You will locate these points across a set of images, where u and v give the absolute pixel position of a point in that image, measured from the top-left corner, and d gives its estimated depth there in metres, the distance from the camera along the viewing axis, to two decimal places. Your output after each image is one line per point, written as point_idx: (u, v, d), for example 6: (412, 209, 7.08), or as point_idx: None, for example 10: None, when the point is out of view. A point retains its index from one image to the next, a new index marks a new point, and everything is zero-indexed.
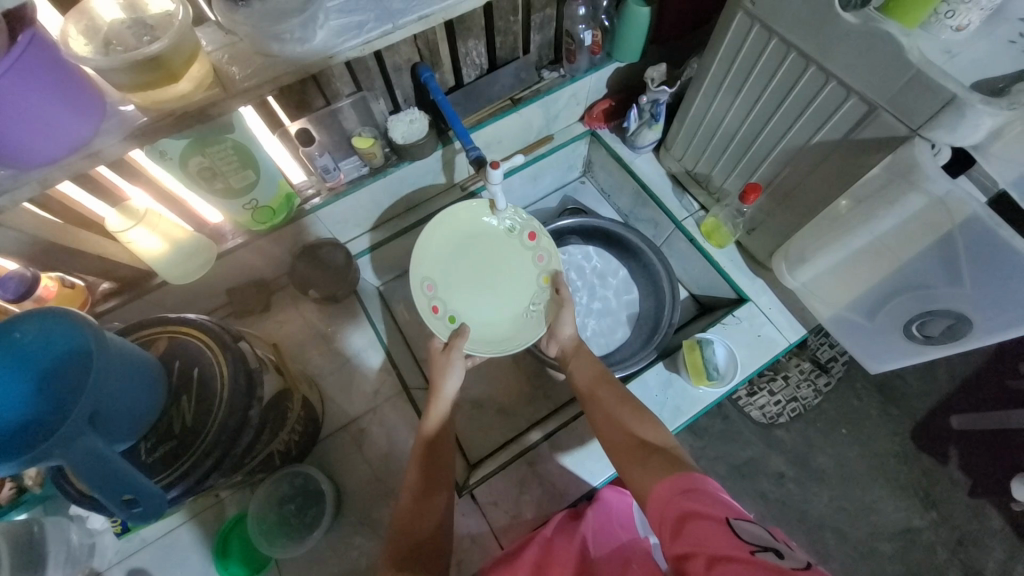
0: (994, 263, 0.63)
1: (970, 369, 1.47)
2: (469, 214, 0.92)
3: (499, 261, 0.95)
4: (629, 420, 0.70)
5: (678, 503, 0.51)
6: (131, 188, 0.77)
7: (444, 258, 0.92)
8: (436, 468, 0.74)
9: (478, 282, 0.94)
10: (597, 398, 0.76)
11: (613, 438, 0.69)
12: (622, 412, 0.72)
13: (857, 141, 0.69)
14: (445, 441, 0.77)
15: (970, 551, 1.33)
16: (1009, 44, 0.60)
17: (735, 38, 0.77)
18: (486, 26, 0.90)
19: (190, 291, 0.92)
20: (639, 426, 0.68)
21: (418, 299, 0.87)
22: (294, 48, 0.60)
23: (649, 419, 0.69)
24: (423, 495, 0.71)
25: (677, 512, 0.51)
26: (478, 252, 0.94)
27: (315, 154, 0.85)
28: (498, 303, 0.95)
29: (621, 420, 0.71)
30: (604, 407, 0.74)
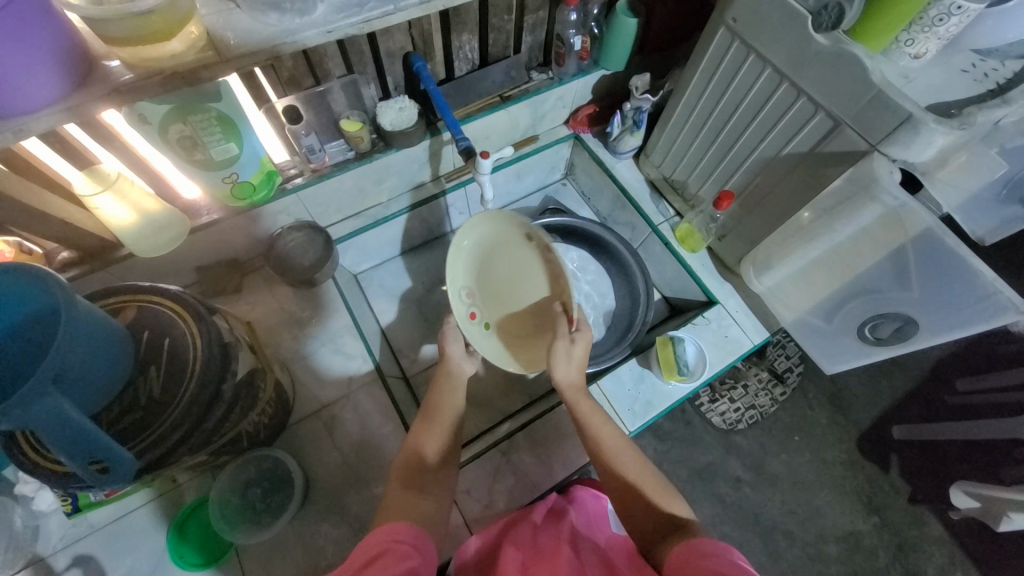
0: (940, 269, 0.70)
1: (910, 384, 1.57)
2: (487, 225, 0.86)
3: (521, 270, 0.89)
4: (640, 476, 0.69)
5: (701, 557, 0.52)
6: (103, 152, 0.73)
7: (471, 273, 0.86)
8: (425, 468, 0.69)
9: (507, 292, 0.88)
10: (618, 458, 0.71)
11: (630, 494, 0.67)
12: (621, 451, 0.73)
13: (821, 155, 0.75)
14: (441, 431, 0.74)
15: (909, 555, 1.42)
16: (962, 73, 0.69)
17: (716, 52, 0.82)
18: (480, 22, 0.92)
19: (158, 266, 0.89)
20: (657, 500, 0.66)
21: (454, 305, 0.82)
22: (292, 19, 0.60)
23: (670, 495, 0.67)
24: (425, 489, 0.65)
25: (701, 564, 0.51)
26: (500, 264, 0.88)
27: (301, 134, 0.84)
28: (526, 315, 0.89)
29: (635, 475, 0.69)
30: (613, 447, 0.73)
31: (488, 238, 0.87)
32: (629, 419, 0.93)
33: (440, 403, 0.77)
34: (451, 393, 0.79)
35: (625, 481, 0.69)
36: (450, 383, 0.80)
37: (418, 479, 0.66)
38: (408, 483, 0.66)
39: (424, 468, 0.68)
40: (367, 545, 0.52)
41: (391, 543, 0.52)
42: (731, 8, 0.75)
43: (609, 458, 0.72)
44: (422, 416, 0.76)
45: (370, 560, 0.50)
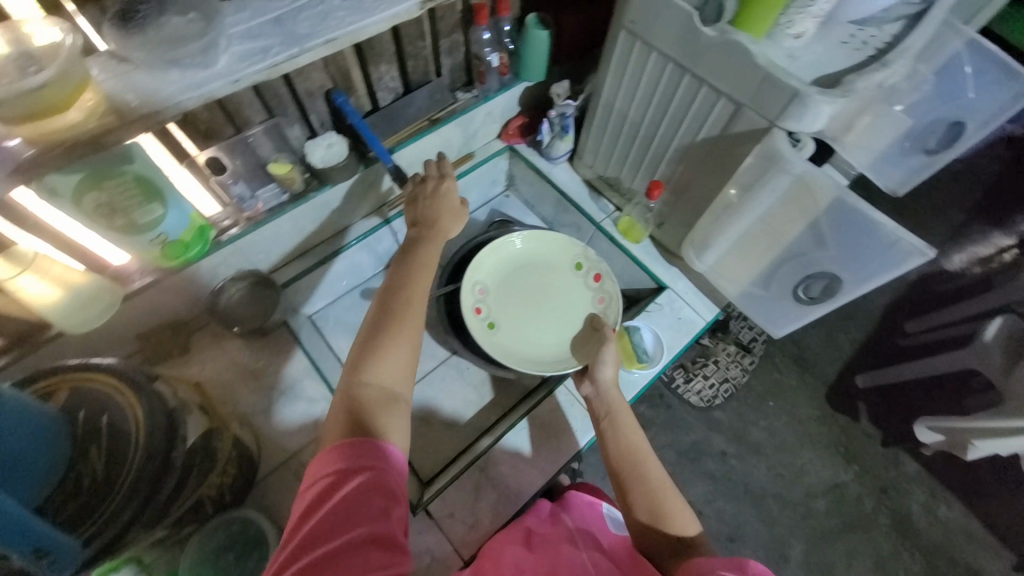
0: (846, 226, 0.76)
1: (864, 335, 1.67)
2: (496, 255, 1.13)
3: (537, 296, 1.12)
4: (658, 480, 0.73)
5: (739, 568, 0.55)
6: (16, 232, 0.69)
7: (495, 281, 1.12)
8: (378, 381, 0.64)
9: (528, 304, 1.11)
10: (638, 456, 0.75)
11: (650, 501, 0.70)
12: (636, 451, 0.76)
13: (730, 136, 0.80)
14: (405, 345, 0.68)
15: (894, 496, 1.49)
16: (844, 44, 0.76)
17: (622, 53, 0.86)
18: (396, 52, 0.94)
19: (95, 339, 0.85)
20: (668, 512, 0.70)
21: (466, 297, 1.08)
22: (194, 73, 0.61)
23: (679, 505, 0.71)
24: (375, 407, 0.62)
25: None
26: (511, 288, 1.12)
27: (228, 182, 0.85)
28: (530, 338, 1.08)
29: (657, 478, 0.73)
30: (632, 441, 0.77)
31: (502, 264, 1.13)
32: None
33: (392, 323, 0.68)
34: (413, 305, 0.71)
35: (641, 484, 0.72)
36: (411, 297, 0.72)
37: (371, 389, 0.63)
38: (351, 397, 0.62)
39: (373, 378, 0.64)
40: (362, 463, 0.55)
41: (382, 479, 0.54)
42: (628, 12, 0.80)
43: (638, 459, 0.74)
44: (371, 328, 0.69)
45: (359, 485, 0.53)
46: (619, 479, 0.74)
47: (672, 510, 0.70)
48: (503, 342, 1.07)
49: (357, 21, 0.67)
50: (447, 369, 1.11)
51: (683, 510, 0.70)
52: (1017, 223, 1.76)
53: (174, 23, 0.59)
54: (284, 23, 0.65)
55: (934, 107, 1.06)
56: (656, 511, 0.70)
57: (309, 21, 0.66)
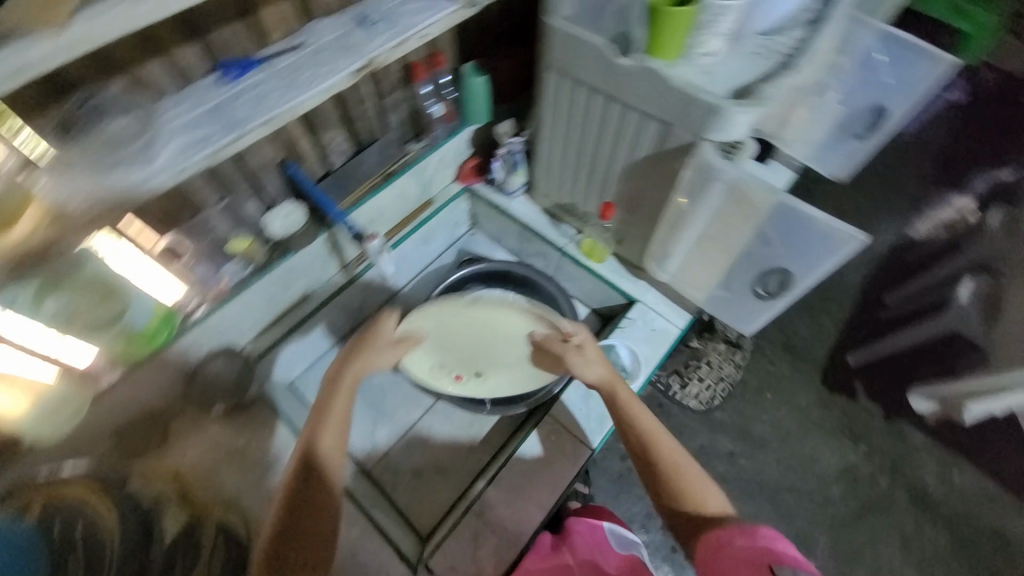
0: (784, 222, 0.80)
1: (847, 313, 1.70)
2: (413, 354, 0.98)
3: (474, 334, 0.98)
4: (681, 460, 0.74)
5: (761, 541, 0.63)
6: None
7: (434, 354, 0.99)
8: (308, 511, 0.68)
9: (478, 345, 0.99)
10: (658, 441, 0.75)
11: (673, 481, 0.72)
12: (657, 436, 0.76)
13: (665, 152, 0.83)
14: (335, 456, 0.73)
15: (906, 471, 1.49)
16: (757, 54, 0.80)
17: (553, 90, 0.91)
18: (341, 117, 0.98)
19: (69, 447, 0.82)
20: (696, 490, 0.71)
21: (440, 382, 1.00)
22: (137, 171, 0.62)
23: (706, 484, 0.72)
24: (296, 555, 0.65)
25: (764, 556, 0.61)
26: (455, 344, 0.99)
27: (191, 265, 0.87)
28: (515, 366, 0.99)
29: (678, 459, 0.74)
30: (647, 428, 0.76)
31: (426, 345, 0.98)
32: (591, 436, 0.96)
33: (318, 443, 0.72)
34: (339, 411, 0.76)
35: (666, 469, 0.73)
36: (338, 408, 0.77)
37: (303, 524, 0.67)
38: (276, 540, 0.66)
39: (301, 520, 0.67)
40: None
41: None
42: (550, 53, 0.85)
43: (654, 447, 0.75)
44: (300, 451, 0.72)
45: None
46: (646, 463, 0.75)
47: (701, 489, 0.71)
48: (501, 380, 1.00)
49: (293, 98, 0.69)
50: (435, 416, 1.10)
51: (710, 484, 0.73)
52: (973, 183, 1.82)
53: (113, 127, 0.64)
54: (222, 112, 0.68)
55: (862, 92, 1.11)
56: (685, 488, 0.71)
57: (246, 106, 0.68)
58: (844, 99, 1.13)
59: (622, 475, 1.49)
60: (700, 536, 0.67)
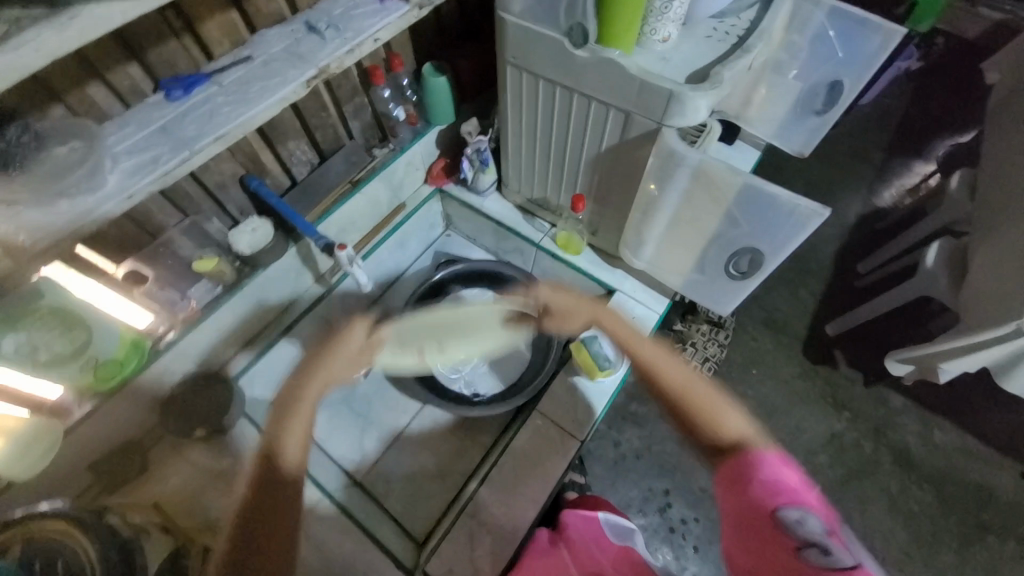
0: (749, 203, 0.81)
1: (822, 284, 1.74)
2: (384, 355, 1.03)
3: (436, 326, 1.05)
4: (690, 385, 0.70)
5: (767, 474, 0.61)
6: None
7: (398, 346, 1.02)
8: (270, 522, 0.62)
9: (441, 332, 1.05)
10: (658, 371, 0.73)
11: (686, 406, 0.69)
12: (663, 367, 0.73)
13: (629, 141, 0.84)
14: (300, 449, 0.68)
15: (888, 433, 1.53)
16: (709, 37, 0.81)
17: (513, 85, 0.90)
18: (302, 127, 0.96)
19: (44, 481, 0.80)
20: (712, 412, 0.67)
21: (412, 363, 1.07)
22: (84, 199, 0.59)
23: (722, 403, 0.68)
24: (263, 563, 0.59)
25: (768, 500, 0.60)
26: (421, 337, 1.04)
27: (155, 291, 0.84)
28: (476, 339, 1.08)
29: (686, 383, 0.71)
30: (647, 359, 0.74)
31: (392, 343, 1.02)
32: (579, 429, 0.96)
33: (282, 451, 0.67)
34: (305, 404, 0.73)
35: (676, 395, 0.70)
36: (302, 413, 0.71)
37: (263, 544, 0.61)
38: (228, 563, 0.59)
39: (265, 517, 0.62)
40: None
41: None
42: (507, 49, 0.84)
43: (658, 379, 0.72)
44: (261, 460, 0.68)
45: None
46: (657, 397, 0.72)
47: (720, 410, 0.67)
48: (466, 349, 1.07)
49: (244, 112, 0.67)
50: (423, 421, 1.10)
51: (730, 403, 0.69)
52: (932, 150, 1.89)
53: (57, 154, 0.62)
54: (171, 131, 0.66)
55: (818, 67, 1.12)
56: (699, 414, 0.68)
57: (196, 123, 0.67)
58: (802, 76, 1.15)
59: (617, 461, 1.51)
60: (725, 463, 0.65)
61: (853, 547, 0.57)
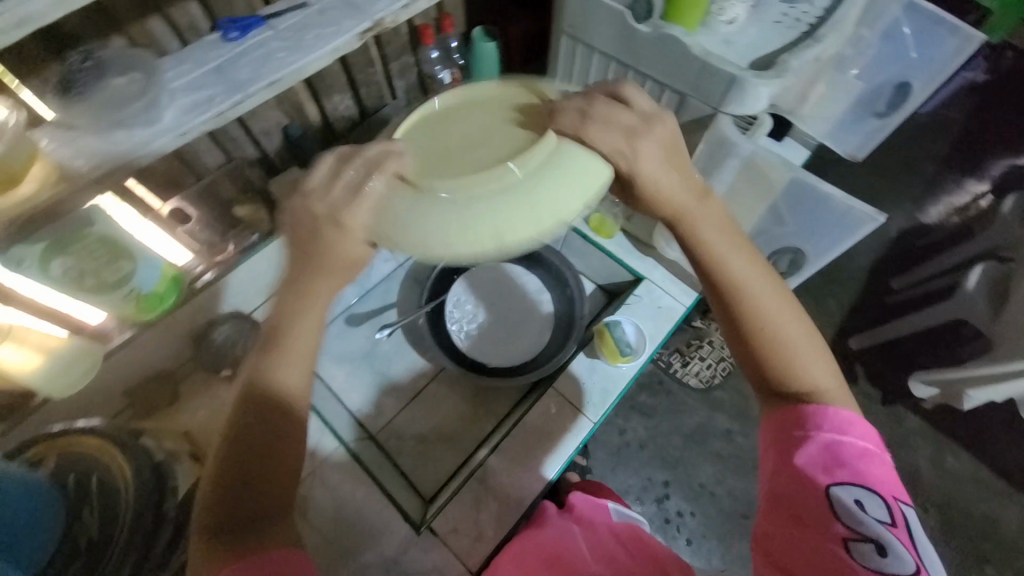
0: (802, 203, 0.85)
1: (853, 296, 1.69)
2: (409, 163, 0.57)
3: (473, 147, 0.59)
4: (776, 311, 0.62)
5: (831, 437, 0.60)
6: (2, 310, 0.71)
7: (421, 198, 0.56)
8: (266, 463, 0.58)
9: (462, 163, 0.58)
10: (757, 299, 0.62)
11: (760, 336, 0.62)
12: (748, 279, 0.62)
13: (680, 125, 0.81)
14: (297, 368, 0.60)
15: (900, 453, 1.51)
16: (777, 22, 0.77)
17: (565, 56, 0.88)
18: (347, 81, 0.96)
19: (84, 399, 0.85)
20: (793, 354, 0.63)
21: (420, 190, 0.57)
22: (142, 130, 0.61)
23: (806, 347, 0.64)
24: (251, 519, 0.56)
25: (824, 471, 0.58)
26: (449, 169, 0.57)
27: (196, 230, 0.86)
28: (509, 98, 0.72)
29: (773, 312, 0.62)
30: (736, 270, 0.62)
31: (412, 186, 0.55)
32: (591, 411, 0.97)
33: (281, 379, 0.59)
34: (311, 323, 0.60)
35: (754, 315, 0.62)
36: (302, 340, 0.60)
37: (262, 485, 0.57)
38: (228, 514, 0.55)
39: (260, 462, 0.57)
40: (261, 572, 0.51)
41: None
42: (564, 17, 0.81)
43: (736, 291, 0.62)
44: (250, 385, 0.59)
45: None
46: (732, 313, 0.63)
47: (802, 356, 0.63)
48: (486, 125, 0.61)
49: (299, 59, 0.67)
50: (438, 385, 1.12)
51: (813, 344, 0.64)
52: (988, 169, 1.80)
53: (116, 84, 0.62)
54: (226, 71, 0.66)
55: (887, 67, 1.08)
56: (777, 353, 0.63)
57: (251, 65, 0.66)
58: (864, 76, 1.10)
59: (621, 448, 1.52)
60: (790, 405, 0.63)
61: (913, 544, 0.55)
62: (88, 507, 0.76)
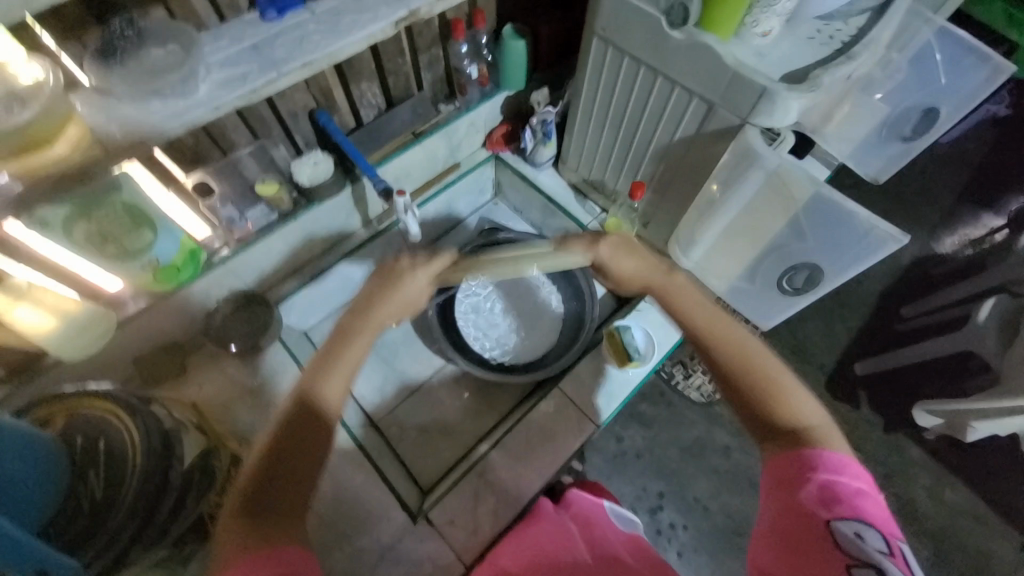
0: (824, 220, 0.86)
1: (861, 320, 1.67)
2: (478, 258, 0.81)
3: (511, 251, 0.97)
4: (760, 359, 0.70)
5: (827, 476, 0.59)
6: (19, 268, 0.71)
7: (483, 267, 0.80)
8: (296, 458, 0.62)
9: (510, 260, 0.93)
10: (744, 352, 0.70)
11: (750, 381, 0.68)
12: (727, 332, 0.72)
13: (706, 135, 0.81)
14: (341, 376, 0.72)
15: (900, 482, 1.49)
16: (811, 39, 0.76)
17: (596, 59, 0.88)
18: (376, 68, 0.96)
19: (92, 365, 0.86)
20: (784, 395, 0.67)
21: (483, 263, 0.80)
22: (175, 102, 0.63)
23: (796, 391, 0.68)
24: (273, 513, 0.57)
25: (821, 505, 0.56)
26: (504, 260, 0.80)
27: (217, 206, 0.86)
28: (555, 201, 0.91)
29: (757, 358, 0.70)
30: (714, 325, 0.73)
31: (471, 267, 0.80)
32: (595, 413, 0.96)
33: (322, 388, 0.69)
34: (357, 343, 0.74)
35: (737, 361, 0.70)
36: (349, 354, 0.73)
37: (280, 481, 0.60)
38: (244, 503, 0.57)
39: (285, 455, 0.61)
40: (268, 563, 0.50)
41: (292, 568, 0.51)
42: (598, 19, 0.81)
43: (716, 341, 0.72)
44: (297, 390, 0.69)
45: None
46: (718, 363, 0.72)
47: (794, 400, 0.66)
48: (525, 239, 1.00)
49: (333, 43, 0.68)
50: (443, 379, 1.12)
51: (799, 386, 0.68)
52: (1006, 203, 1.78)
53: (154, 54, 0.62)
54: (263, 49, 0.67)
55: (910, 94, 1.07)
56: (767, 395, 0.67)
57: (286, 46, 0.67)
58: (890, 101, 1.09)
59: (617, 456, 1.52)
60: (786, 447, 0.63)
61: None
62: (94, 469, 0.70)
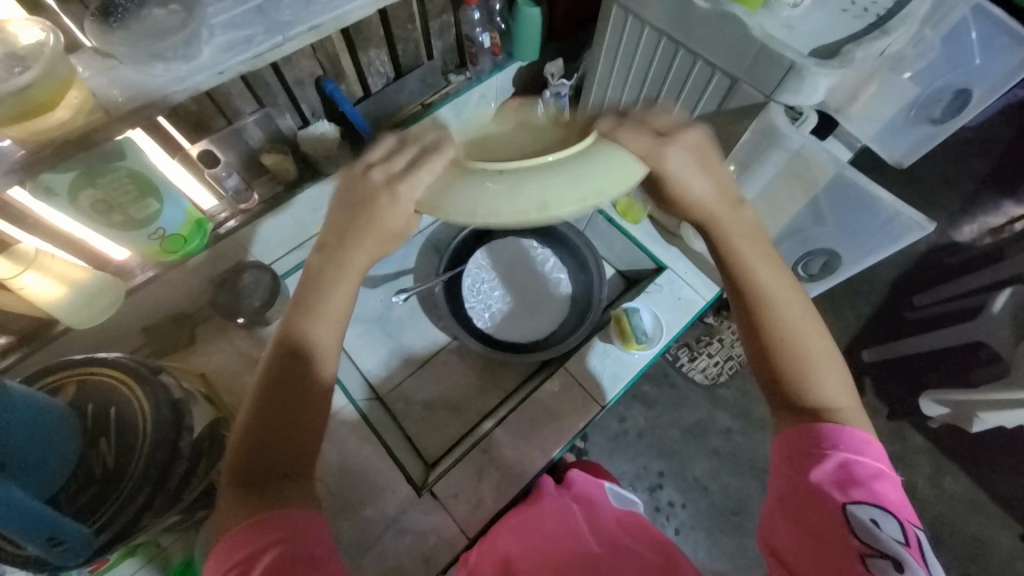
0: (846, 203, 0.83)
1: (872, 307, 1.64)
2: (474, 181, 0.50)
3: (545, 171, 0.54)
4: (796, 322, 0.64)
5: (846, 456, 0.59)
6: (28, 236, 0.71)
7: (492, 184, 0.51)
8: (293, 426, 0.60)
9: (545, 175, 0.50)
10: (782, 316, 0.64)
11: (781, 346, 0.64)
12: (771, 289, 0.64)
13: (726, 112, 0.78)
14: (329, 326, 0.62)
15: (899, 469, 1.50)
16: (843, 12, 0.72)
17: (614, 29, 0.84)
18: (385, 35, 0.93)
19: (102, 332, 0.87)
20: (813, 366, 0.63)
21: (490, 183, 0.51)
22: (178, 65, 0.61)
23: (828, 362, 0.64)
24: (270, 481, 0.57)
25: (839, 488, 0.57)
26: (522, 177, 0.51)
27: (222, 175, 0.85)
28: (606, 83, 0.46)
29: (794, 321, 0.64)
30: (759, 280, 0.65)
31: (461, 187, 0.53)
32: (599, 394, 0.97)
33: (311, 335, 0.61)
34: (344, 288, 0.62)
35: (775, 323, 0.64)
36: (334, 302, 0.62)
37: (276, 449, 0.59)
38: (240, 471, 0.57)
39: (281, 421, 0.60)
40: (272, 536, 0.53)
41: (295, 542, 0.53)
42: None
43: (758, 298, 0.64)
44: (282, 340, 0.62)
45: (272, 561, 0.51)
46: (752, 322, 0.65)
47: (821, 375, 0.63)
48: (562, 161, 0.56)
49: (340, 7, 0.65)
50: (449, 355, 1.13)
51: (828, 357, 0.64)
52: None
53: (155, 14, 0.59)
54: (267, 11, 0.64)
55: (942, 74, 1.02)
56: (796, 367, 0.63)
57: (291, 7, 0.64)
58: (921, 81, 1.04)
59: (619, 435, 1.53)
60: (798, 421, 0.62)
61: (927, 563, 0.54)
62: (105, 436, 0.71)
